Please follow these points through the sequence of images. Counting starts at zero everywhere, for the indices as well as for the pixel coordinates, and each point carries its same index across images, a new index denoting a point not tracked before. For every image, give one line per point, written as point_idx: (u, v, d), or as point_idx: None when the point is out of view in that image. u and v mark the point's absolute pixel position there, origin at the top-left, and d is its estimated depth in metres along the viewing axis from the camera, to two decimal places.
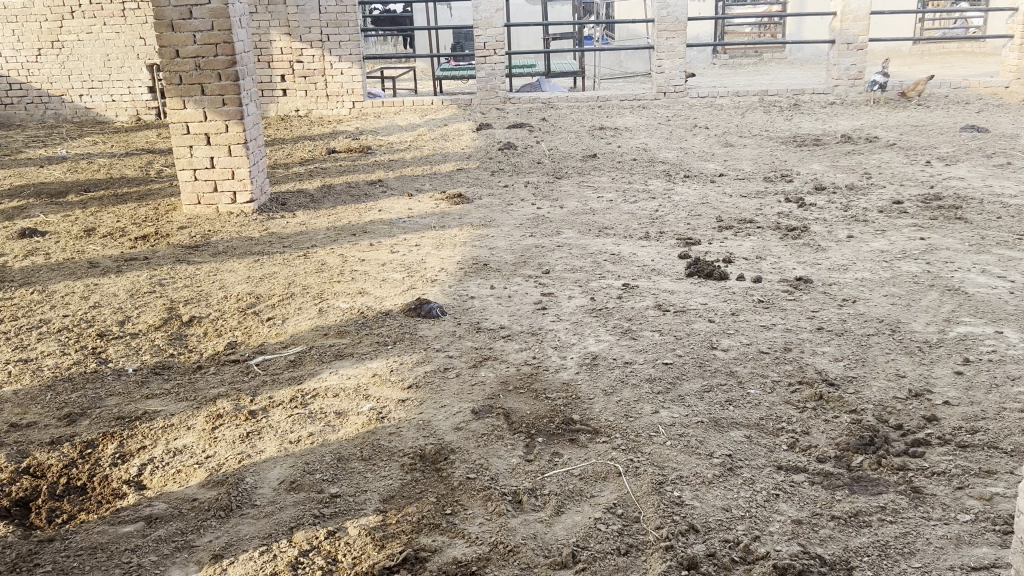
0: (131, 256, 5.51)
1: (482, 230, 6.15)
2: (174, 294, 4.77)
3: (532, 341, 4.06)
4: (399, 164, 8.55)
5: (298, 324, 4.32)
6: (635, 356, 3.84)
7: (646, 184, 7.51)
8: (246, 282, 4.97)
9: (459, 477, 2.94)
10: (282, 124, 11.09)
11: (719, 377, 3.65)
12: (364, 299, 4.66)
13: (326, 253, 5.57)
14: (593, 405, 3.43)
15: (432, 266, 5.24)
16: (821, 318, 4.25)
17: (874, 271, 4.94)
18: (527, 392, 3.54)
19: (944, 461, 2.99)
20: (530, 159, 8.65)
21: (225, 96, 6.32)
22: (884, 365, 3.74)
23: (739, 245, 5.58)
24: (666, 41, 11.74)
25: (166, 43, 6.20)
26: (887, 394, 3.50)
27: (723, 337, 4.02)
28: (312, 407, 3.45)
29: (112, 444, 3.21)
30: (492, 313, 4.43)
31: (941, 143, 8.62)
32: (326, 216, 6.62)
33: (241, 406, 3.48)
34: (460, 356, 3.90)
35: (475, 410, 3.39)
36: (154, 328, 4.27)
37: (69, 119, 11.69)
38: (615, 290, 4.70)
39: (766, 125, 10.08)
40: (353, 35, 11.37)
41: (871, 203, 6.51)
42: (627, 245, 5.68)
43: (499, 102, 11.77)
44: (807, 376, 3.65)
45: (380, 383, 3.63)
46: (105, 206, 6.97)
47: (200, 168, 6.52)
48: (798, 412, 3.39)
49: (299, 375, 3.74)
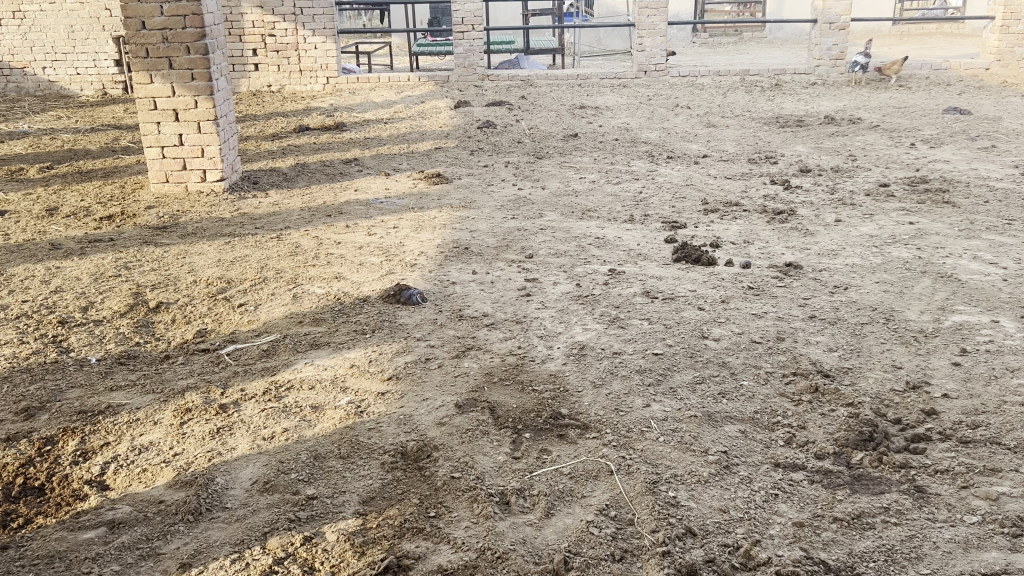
0: (95, 237, 5.28)
1: (462, 211, 5.97)
2: (141, 278, 4.56)
3: (517, 329, 3.91)
4: (376, 142, 8.33)
5: (271, 311, 4.14)
6: (623, 346, 3.70)
7: (629, 165, 7.36)
8: (217, 266, 4.76)
9: (443, 477, 2.79)
10: (255, 100, 10.79)
11: (711, 368, 3.52)
12: (341, 283, 4.48)
13: (300, 235, 5.37)
14: (581, 398, 3.28)
15: (411, 250, 5.06)
16: (813, 305, 4.13)
17: (864, 256, 4.84)
18: (512, 385, 3.39)
19: (946, 458, 2.89)
20: (510, 137, 8.46)
21: (194, 69, 6.07)
22: (880, 355, 3.64)
23: (726, 229, 5.45)
24: (647, 19, 11.56)
25: (131, 14, 5.93)
26: (883, 386, 3.40)
27: (714, 326, 3.89)
28: (287, 400, 3.28)
29: (73, 440, 3.02)
30: (475, 299, 4.26)
31: (924, 125, 8.54)
32: (300, 196, 6.40)
33: (211, 399, 3.30)
34: (442, 345, 3.74)
35: (458, 404, 3.23)
36: (119, 315, 4.06)
37: (31, 92, 11.28)
38: (601, 276, 4.55)
39: (749, 105, 9.95)
40: (327, 9, 11.08)
41: (857, 186, 6.41)
42: (612, 229, 5.54)
43: (477, 79, 11.55)
44: (802, 368, 3.53)
45: (358, 374, 3.47)
46: (69, 184, 6.70)
47: (168, 145, 6.26)
48: (793, 406, 3.27)
49: (272, 366, 3.56)
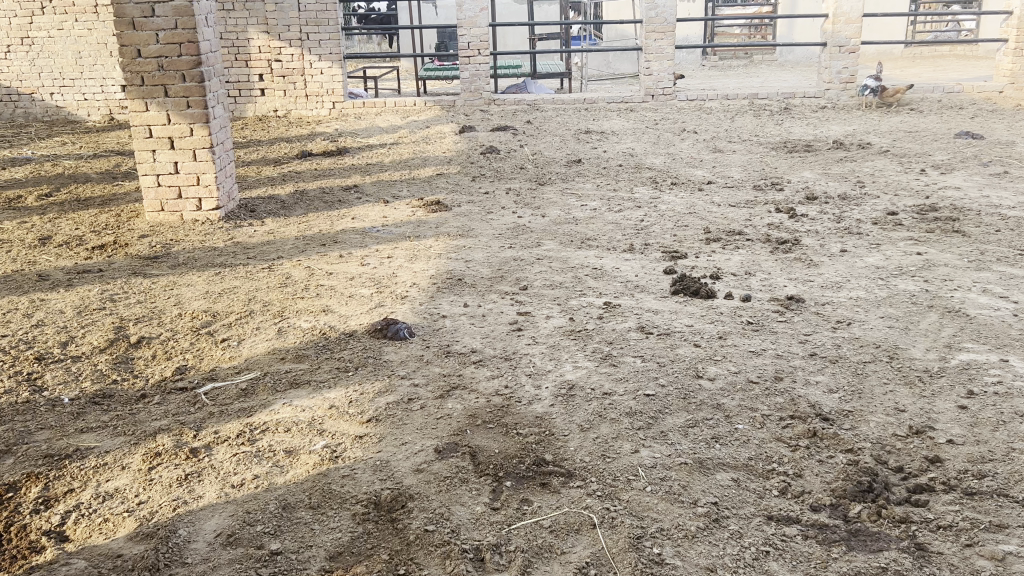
0: (84, 268, 5.20)
1: (459, 240, 5.86)
2: (125, 311, 4.46)
3: (505, 367, 3.77)
4: (377, 168, 8.25)
5: (254, 346, 4.03)
6: (614, 385, 3.55)
7: (632, 192, 7.23)
8: (204, 298, 4.67)
9: (416, 530, 2.66)
10: (260, 125, 10.77)
11: (705, 410, 3.37)
12: (328, 317, 4.37)
13: (292, 266, 5.28)
14: (567, 443, 3.14)
15: (403, 281, 4.95)
16: (814, 342, 3.98)
17: (869, 289, 4.69)
18: (496, 428, 3.25)
19: (950, 513, 2.73)
20: (513, 163, 8.36)
21: (189, 97, 6.01)
22: (882, 396, 3.48)
23: (727, 259, 5.31)
24: (654, 43, 11.48)
25: (126, 42, 5.88)
26: (885, 431, 3.24)
27: (709, 364, 3.74)
28: (260, 444, 3.16)
29: (36, 487, 2.91)
30: (464, 335, 4.13)
31: (935, 150, 8.38)
32: (296, 224, 6.31)
33: (182, 443, 3.18)
34: (426, 384, 3.61)
35: (438, 448, 3.10)
36: (99, 351, 3.96)
37: (39, 118, 11.32)
38: (596, 310, 4.42)
39: (757, 129, 9.82)
40: (333, 34, 11.07)
41: (864, 215, 6.26)
42: (610, 259, 5.41)
43: (483, 103, 11.49)
44: (800, 410, 3.38)
45: (336, 416, 3.34)
46: (65, 212, 6.64)
47: (164, 173, 6.20)
48: (789, 452, 3.12)
49: (249, 406, 3.44)
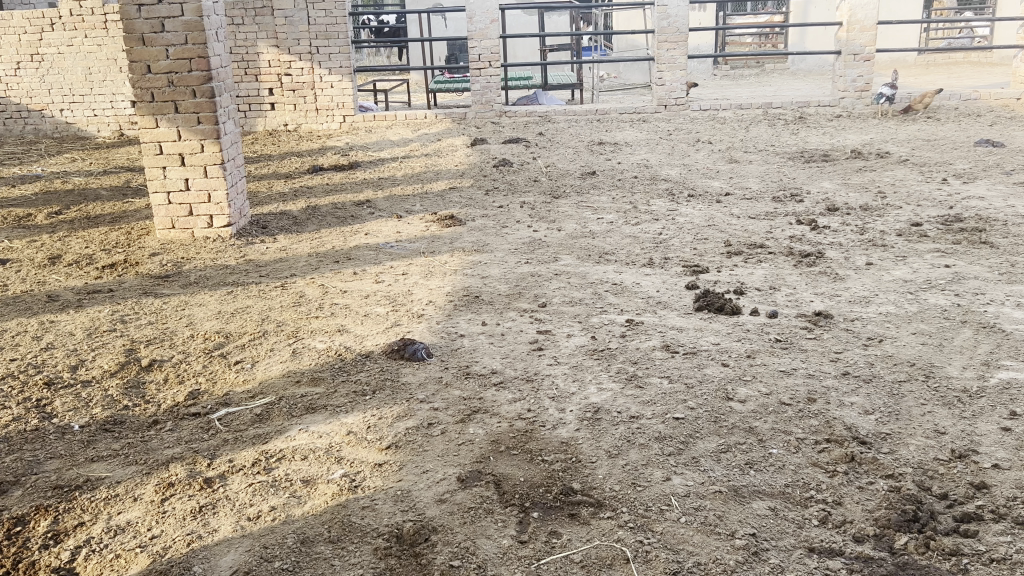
0: (94, 288, 5.11)
1: (475, 255, 5.75)
2: (136, 333, 4.37)
3: (527, 389, 3.65)
4: (389, 182, 8.16)
5: (268, 369, 3.92)
6: (642, 409, 3.43)
7: (649, 204, 7.12)
8: (216, 318, 4.57)
9: (441, 566, 2.54)
10: (270, 139, 10.71)
11: (737, 434, 3.24)
12: (343, 337, 4.26)
13: (306, 284, 5.18)
14: (595, 470, 3.01)
15: (419, 299, 4.84)
16: (845, 360, 3.85)
17: (898, 304, 4.56)
18: (520, 454, 3.13)
19: (1002, 544, 2.59)
20: (527, 176, 8.26)
21: (200, 113, 5.93)
22: (921, 418, 3.35)
23: (750, 274, 5.19)
24: (667, 53, 11.38)
25: (136, 58, 5.81)
26: (926, 454, 3.11)
27: (739, 385, 3.61)
28: (277, 473, 3.05)
29: (45, 520, 2.81)
30: (484, 355, 4.02)
31: (956, 159, 8.24)
32: (309, 240, 6.22)
33: (196, 472, 3.07)
34: (446, 408, 3.49)
35: (461, 477, 2.98)
36: (109, 375, 3.86)
37: (49, 134, 11.29)
38: (618, 328, 4.30)
39: (772, 139, 9.70)
40: (343, 47, 11.01)
41: (888, 226, 6.13)
42: (630, 273, 5.29)
43: (495, 115, 11.41)
44: (836, 433, 3.25)
45: (355, 443, 3.23)
46: (75, 230, 6.56)
47: (174, 191, 6.12)
48: (827, 478, 3.00)
49: (264, 433, 3.33)
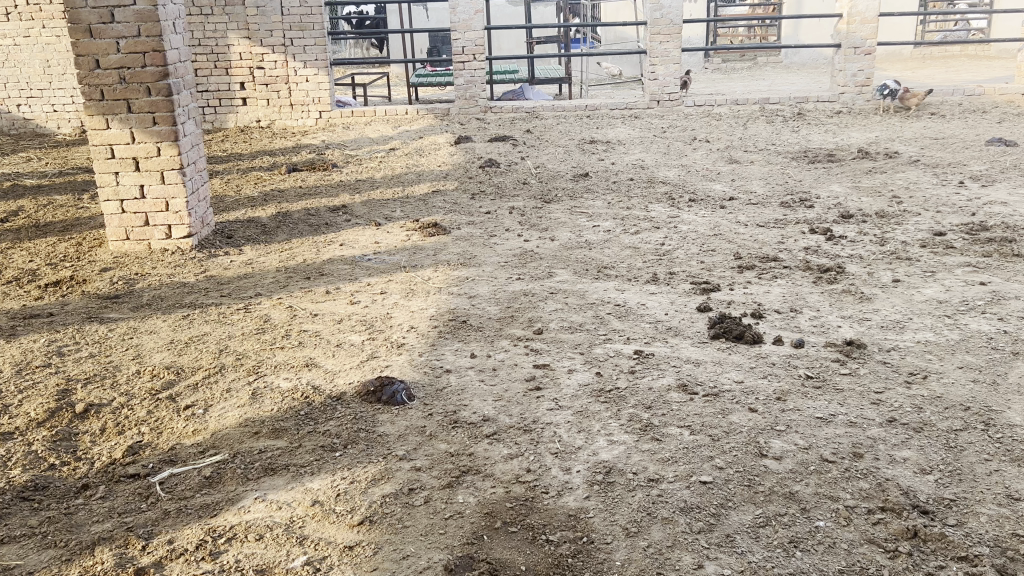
0: (32, 312, 4.54)
1: (461, 270, 5.22)
2: (74, 369, 3.80)
3: (525, 442, 3.13)
4: (368, 185, 7.59)
5: (224, 415, 3.37)
6: (661, 469, 2.92)
7: (648, 209, 6.61)
8: (168, 350, 4.01)
9: None
10: (241, 137, 10.11)
11: (775, 503, 2.74)
12: (311, 374, 3.72)
13: (272, 305, 4.62)
14: (611, 556, 2.50)
15: (400, 324, 4.30)
16: (889, 403, 3.35)
17: (936, 330, 4.07)
18: (520, 532, 2.61)
19: None
20: (515, 178, 7.72)
21: (156, 113, 5.35)
22: (987, 479, 2.85)
23: (767, 292, 4.70)
24: (659, 45, 10.84)
25: (83, 51, 5.22)
26: (1002, 527, 2.63)
27: (772, 437, 3.10)
28: (226, 560, 2.51)
29: None
30: (473, 396, 3.49)
31: (970, 159, 7.77)
32: (278, 252, 5.67)
33: (127, 559, 2.52)
34: (430, 469, 2.96)
35: (449, 566, 2.45)
36: (36, 425, 3.30)
37: (6, 131, 10.64)
38: (625, 361, 3.78)
39: (772, 137, 9.22)
40: (319, 39, 10.40)
41: (910, 236, 5.65)
42: (633, 292, 4.77)
43: (479, 111, 10.86)
44: (892, 500, 2.75)
45: (322, 518, 2.70)
46: (20, 241, 5.97)
47: (128, 199, 5.54)
48: (888, 560, 2.49)
49: (214, 503, 2.79)
